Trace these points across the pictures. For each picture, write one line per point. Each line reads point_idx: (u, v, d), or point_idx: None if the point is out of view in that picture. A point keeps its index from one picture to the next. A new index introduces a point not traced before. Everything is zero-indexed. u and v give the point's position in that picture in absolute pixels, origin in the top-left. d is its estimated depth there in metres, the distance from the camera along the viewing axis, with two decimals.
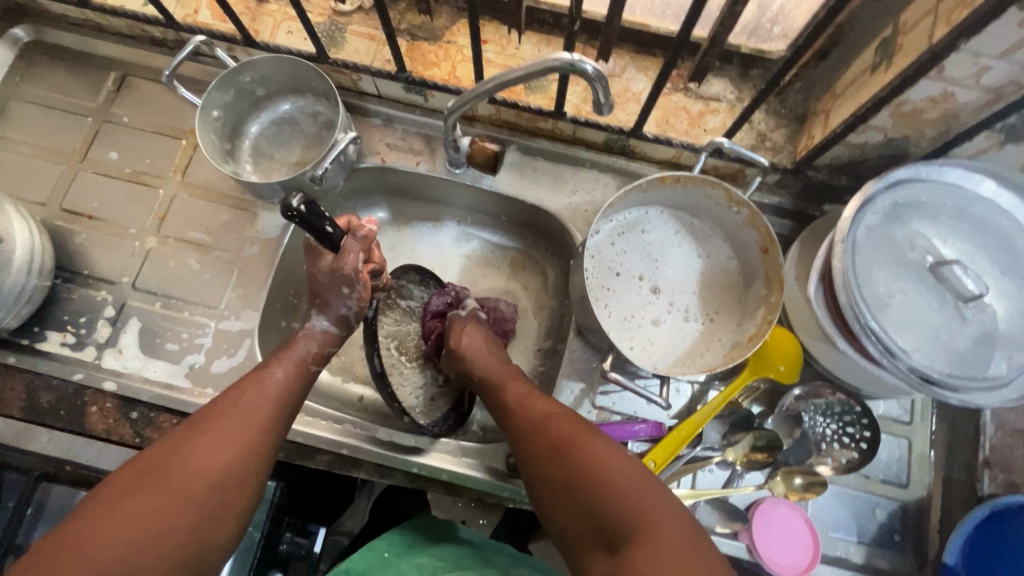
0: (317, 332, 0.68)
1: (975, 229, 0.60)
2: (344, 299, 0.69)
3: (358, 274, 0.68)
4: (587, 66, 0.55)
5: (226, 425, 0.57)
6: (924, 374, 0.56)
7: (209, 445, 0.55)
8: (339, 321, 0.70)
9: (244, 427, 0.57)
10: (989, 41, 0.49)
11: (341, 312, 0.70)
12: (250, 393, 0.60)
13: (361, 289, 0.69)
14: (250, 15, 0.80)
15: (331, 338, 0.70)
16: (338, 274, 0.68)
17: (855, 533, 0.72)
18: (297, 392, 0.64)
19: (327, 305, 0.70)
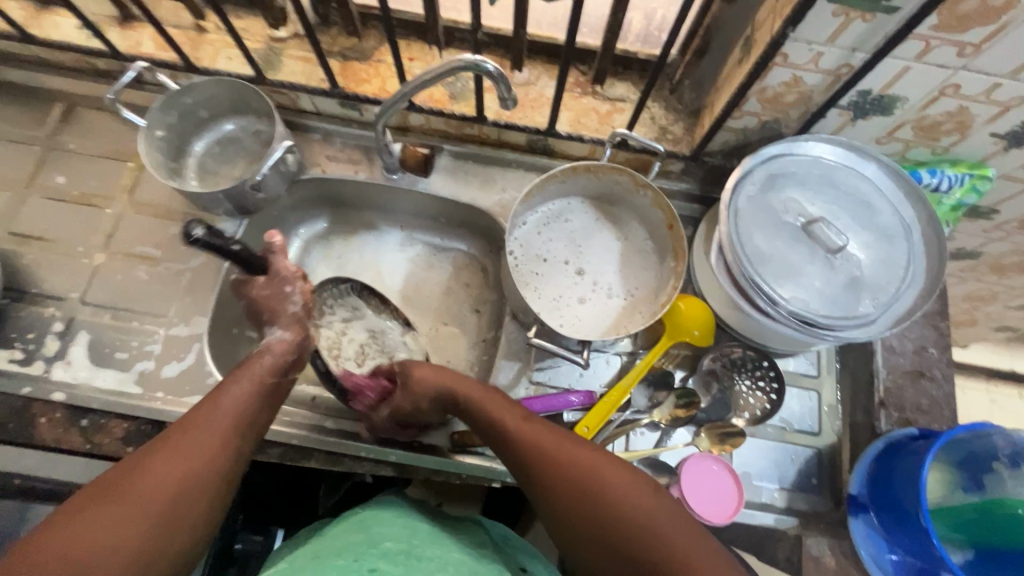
0: (272, 343, 0.65)
1: (838, 191, 0.69)
2: (288, 298, 0.67)
3: (296, 271, 0.68)
4: (488, 65, 0.63)
5: (195, 445, 0.54)
6: (803, 317, 0.63)
7: (182, 466, 0.52)
8: (289, 323, 0.67)
9: (201, 445, 0.54)
10: (814, 30, 0.59)
11: (292, 313, 0.67)
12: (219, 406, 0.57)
13: (302, 284, 0.68)
14: (191, 45, 0.87)
15: (290, 345, 0.66)
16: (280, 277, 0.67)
17: (777, 480, 0.78)
18: (261, 407, 0.61)
19: (278, 314, 0.67)
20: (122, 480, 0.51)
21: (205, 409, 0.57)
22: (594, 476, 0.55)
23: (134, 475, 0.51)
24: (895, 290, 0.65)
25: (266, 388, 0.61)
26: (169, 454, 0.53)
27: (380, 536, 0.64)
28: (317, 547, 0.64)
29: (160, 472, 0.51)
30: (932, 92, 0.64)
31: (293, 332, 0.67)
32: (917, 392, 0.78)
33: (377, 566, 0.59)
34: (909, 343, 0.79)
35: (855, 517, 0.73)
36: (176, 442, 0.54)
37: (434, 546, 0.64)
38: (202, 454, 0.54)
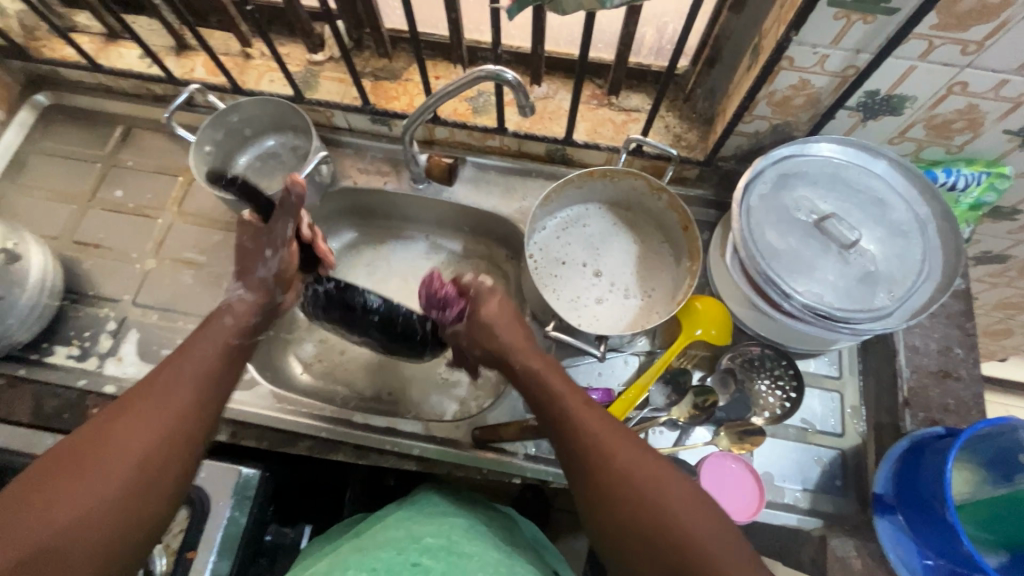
0: (234, 301, 0.69)
1: (849, 189, 0.71)
2: (264, 261, 0.71)
3: (286, 241, 0.70)
4: (507, 74, 0.68)
5: (162, 406, 0.55)
6: (816, 309, 0.64)
7: (161, 425, 0.53)
8: (257, 284, 0.71)
9: (181, 403, 0.56)
10: (817, 33, 0.62)
11: (260, 276, 0.71)
12: (182, 366, 0.59)
13: (284, 253, 0.71)
14: (239, 70, 0.95)
15: (250, 306, 0.70)
16: (265, 235, 0.69)
17: (800, 481, 0.77)
18: (223, 370, 0.61)
19: (249, 270, 0.71)
20: (89, 440, 0.51)
21: (172, 371, 0.58)
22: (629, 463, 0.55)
23: (100, 437, 0.51)
24: (911, 284, 0.65)
25: (223, 348, 0.63)
26: (142, 416, 0.53)
27: (420, 532, 0.64)
28: (352, 543, 0.65)
29: (127, 433, 0.52)
30: (941, 90, 0.65)
31: (259, 296, 0.71)
32: (943, 392, 0.76)
33: (419, 560, 0.58)
34: (932, 343, 0.79)
35: (882, 517, 0.71)
36: (155, 400, 0.55)
37: (471, 541, 0.64)
38: (178, 413, 0.55)
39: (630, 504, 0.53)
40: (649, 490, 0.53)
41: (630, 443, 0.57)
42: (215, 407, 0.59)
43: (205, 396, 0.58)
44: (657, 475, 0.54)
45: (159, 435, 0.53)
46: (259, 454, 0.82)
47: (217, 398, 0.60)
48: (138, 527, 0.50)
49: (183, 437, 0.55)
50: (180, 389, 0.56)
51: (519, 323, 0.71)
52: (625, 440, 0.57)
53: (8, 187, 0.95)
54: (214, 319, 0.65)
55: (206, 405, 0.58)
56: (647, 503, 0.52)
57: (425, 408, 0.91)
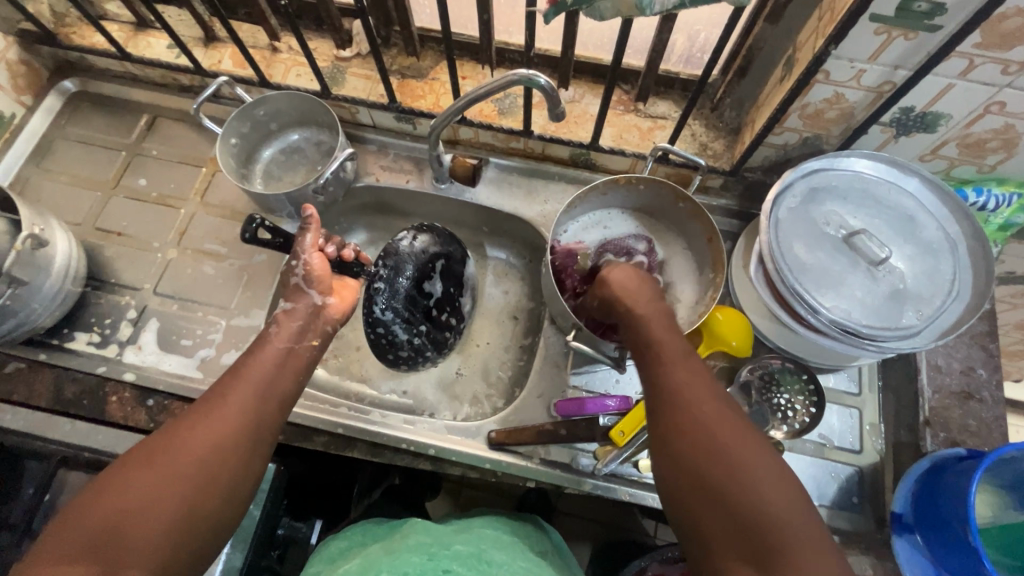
0: (280, 313, 0.72)
1: (879, 205, 0.70)
2: (295, 270, 0.75)
3: (310, 248, 0.76)
4: (541, 79, 0.67)
5: (221, 411, 0.58)
6: (845, 326, 0.64)
7: (216, 424, 0.57)
8: (295, 293, 0.74)
9: (236, 404, 0.59)
10: (857, 48, 0.61)
11: (294, 282, 0.75)
12: (241, 376, 0.62)
13: (310, 257, 0.76)
14: (266, 63, 0.95)
15: (294, 315, 0.72)
16: (294, 251, 0.77)
17: (817, 496, 0.77)
18: (277, 375, 0.64)
19: (287, 286, 0.76)
20: (156, 443, 0.55)
21: (234, 380, 0.61)
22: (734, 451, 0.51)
23: (167, 440, 0.55)
24: (940, 303, 0.65)
25: (278, 357, 0.66)
26: (202, 417, 0.57)
27: (451, 540, 0.67)
28: (381, 546, 0.67)
29: (193, 435, 0.56)
30: (977, 109, 0.65)
31: (300, 303, 0.73)
32: (964, 412, 0.76)
33: (450, 567, 0.59)
34: (955, 363, 0.78)
35: (900, 536, 0.71)
36: (214, 403, 0.58)
37: (495, 552, 0.66)
38: (231, 414, 0.58)
39: (728, 497, 0.48)
40: (753, 483, 0.48)
41: (742, 429, 0.52)
42: (272, 416, 0.62)
43: (263, 405, 0.61)
44: (760, 469, 0.49)
45: (218, 437, 0.56)
46: (276, 448, 0.83)
47: (275, 406, 0.62)
48: (189, 519, 0.52)
49: (243, 439, 0.58)
50: (239, 395, 0.60)
51: (645, 287, 0.70)
52: (735, 425, 0.53)
53: (33, 172, 0.95)
54: (267, 332, 0.69)
55: (263, 413, 0.61)
56: (746, 494, 0.48)
57: (442, 407, 0.92)
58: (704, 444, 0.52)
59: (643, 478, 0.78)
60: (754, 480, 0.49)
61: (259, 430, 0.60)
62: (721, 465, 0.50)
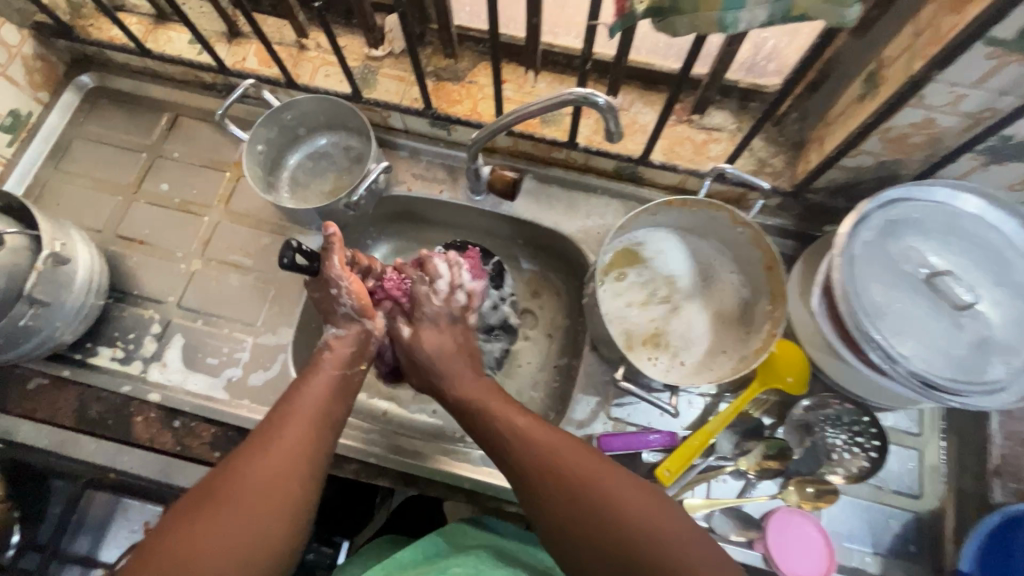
0: (332, 340, 0.67)
1: (966, 243, 0.64)
2: (338, 297, 0.67)
3: (344, 271, 0.66)
4: (599, 98, 0.61)
5: (283, 440, 0.54)
6: (924, 378, 0.59)
7: (284, 455, 0.53)
8: (344, 321, 0.68)
9: (298, 432, 0.56)
10: (961, 72, 0.54)
11: (341, 312, 0.67)
12: (295, 402, 0.58)
13: (348, 283, 0.67)
14: (293, 61, 0.90)
15: (351, 340, 0.67)
16: (325, 276, 0.67)
17: (871, 543, 0.73)
18: (332, 400, 0.61)
19: (331, 314, 0.68)
20: (217, 485, 0.51)
21: (287, 411, 0.57)
22: (611, 498, 0.53)
23: (230, 480, 0.51)
24: None
25: (332, 380, 0.62)
26: (267, 451, 0.53)
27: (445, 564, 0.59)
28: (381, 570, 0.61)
29: (255, 473, 0.52)
30: None
31: (351, 329, 0.68)
32: None
33: None
34: None
35: None
36: (275, 434, 0.55)
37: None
38: (294, 444, 0.55)
39: (618, 552, 0.51)
40: (633, 527, 0.51)
41: (584, 454, 0.56)
42: (328, 444, 0.58)
43: (320, 435, 0.57)
44: (637, 508, 0.52)
45: (285, 467, 0.53)
46: None
47: (328, 434, 0.58)
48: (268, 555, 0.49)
49: (303, 473, 0.54)
50: (297, 422, 0.56)
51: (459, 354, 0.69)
52: (579, 453, 0.56)
53: (52, 174, 0.91)
54: (319, 357, 0.65)
55: (324, 439, 0.57)
56: (625, 541, 0.50)
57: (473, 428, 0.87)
58: (577, 499, 0.53)
59: None
60: (639, 521, 0.51)
61: (318, 461, 0.56)
62: (585, 486, 0.54)
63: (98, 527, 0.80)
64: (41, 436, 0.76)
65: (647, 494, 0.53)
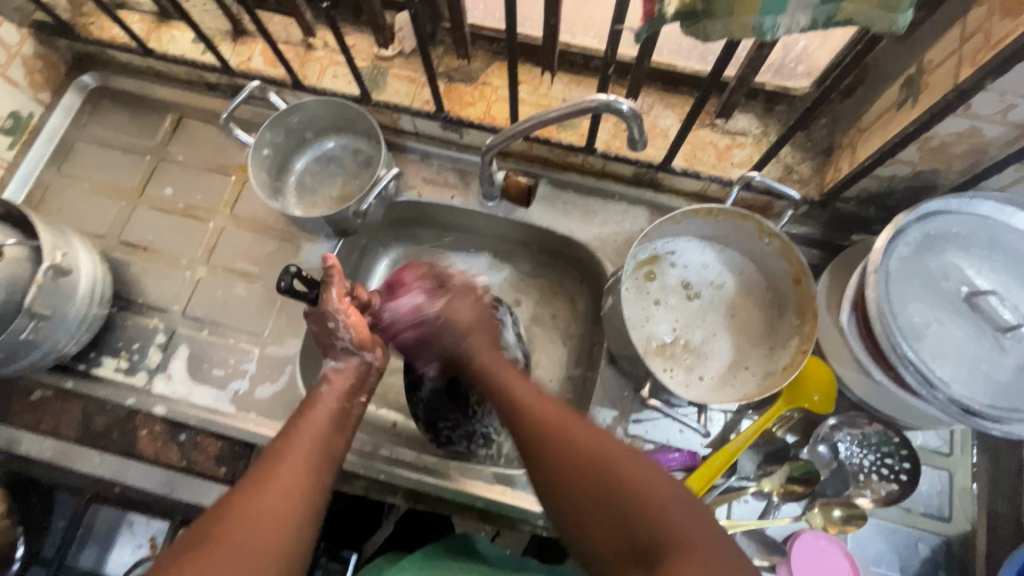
0: (329, 372, 0.65)
1: (1011, 261, 0.60)
2: (338, 330, 0.66)
3: (342, 304, 0.66)
4: (623, 105, 0.58)
5: (282, 475, 0.53)
6: (965, 405, 0.56)
7: (281, 493, 0.51)
8: (342, 354, 0.67)
9: (297, 468, 0.54)
10: (1013, 81, 0.51)
11: (341, 345, 0.66)
12: (294, 436, 0.57)
13: (347, 316, 0.66)
14: (299, 61, 0.87)
15: (349, 372, 0.66)
16: (322, 310, 0.66)
17: (898, 567, 0.70)
18: (332, 434, 0.59)
19: (330, 347, 0.67)
20: (210, 527, 0.49)
21: (286, 447, 0.56)
22: (617, 470, 0.50)
23: (228, 518, 0.49)
24: None
25: (333, 416, 0.61)
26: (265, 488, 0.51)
27: None
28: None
29: (254, 506, 0.50)
30: None
31: (349, 363, 0.66)
32: None
33: None
34: None
35: None
36: (273, 470, 0.53)
37: None
38: (293, 479, 0.53)
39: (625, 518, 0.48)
40: (625, 486, 0.49)
41: (586, 426, 0.55)
42: (327, 481, 0.56)
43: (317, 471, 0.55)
44: (644, 478, 0.50)
45: (284, 503, 0.51)
46: None
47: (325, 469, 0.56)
48: None
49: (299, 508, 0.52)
50: (297, 457, 0.55)
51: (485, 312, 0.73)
52: (582, 426, 0.55)
53: (54, 177, 0.89)
54: (315, 391, 0.63)
55: (323, 476, 0.55)
56: (632, 507, 0.48)
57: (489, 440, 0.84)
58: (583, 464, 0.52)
59: None
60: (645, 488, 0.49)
61: (314, 496, 0.53)
62: (585, 452, 0.52)
63: (104, 539, 0.79)
64: (45, 448, 0.75)
65: (650, 467, 0.51)
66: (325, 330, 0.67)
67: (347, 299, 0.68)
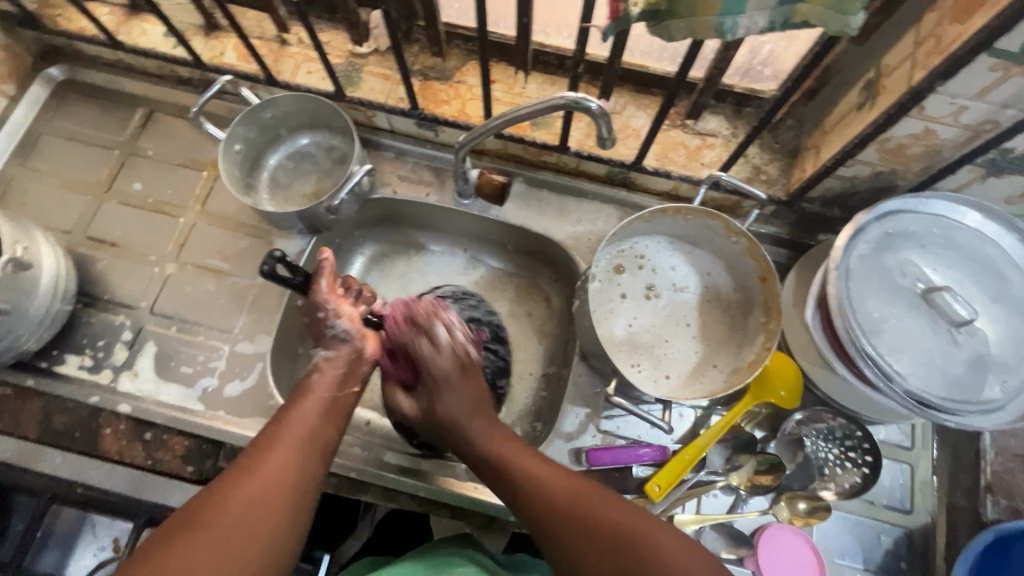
0: (320, 361, 0.64)
1: (964, 258, 0.63)
2: (326, 321, 0.66)
3: (329, 294, 0.66)
4: (591, 103, 0.59)
5: (267, 464, 0.52)
6: (921, 398, 0.57)
7: (264, 488, 0.51)
8: (333, 341, 0.66)
9: (284, 463, 0.53)
10: (963, 84, 0.53)
11: (330, 334, 0.66)
12: (283, 426, 0.56)
13: (334, 306, 0.66)
14: (273, 57, 0.86)
15: (340, 361, 0.65)
16: (313, 301, 0.66)
17: (862, 559, 0.72)
18: (322, 428, 0.58)
19: (322, 337, 0.67)
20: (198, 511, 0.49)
21: (276, 434, 0.55)
22: (618, 529, 0.53)
23: (216, 504, 0.49)
24: None
25: (323, 405, 0.59)
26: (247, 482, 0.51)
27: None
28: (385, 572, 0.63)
29: (235, 499, 0.49)
30: None
31: (341, 351, 0.65)
32: None
33: None
34: None
35: None
36: (259, 464, 0.52)
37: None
38: (278, 476, 0.52)
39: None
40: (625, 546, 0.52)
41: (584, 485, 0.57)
42: (315, 470, 0.55)
43: (306, 462, 0.54)
44: (648, 540, 0.52)
45: (267, 495, 0.50)
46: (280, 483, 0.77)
47: (316, 460, 0.55)
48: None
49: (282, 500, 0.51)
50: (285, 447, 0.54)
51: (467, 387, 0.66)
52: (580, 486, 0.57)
53: (18, 171, 0.87)
54: (308, 380, 0.62)
55: (310, 466, 0.54)
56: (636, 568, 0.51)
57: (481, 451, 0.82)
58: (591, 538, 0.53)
59: None
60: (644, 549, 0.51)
61: (299, 493, 0.52)
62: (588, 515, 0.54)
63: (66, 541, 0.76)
64: (4, 448, 0.73)
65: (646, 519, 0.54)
66: (315, 319, 0.66)
67: (339, 291, 0.68)
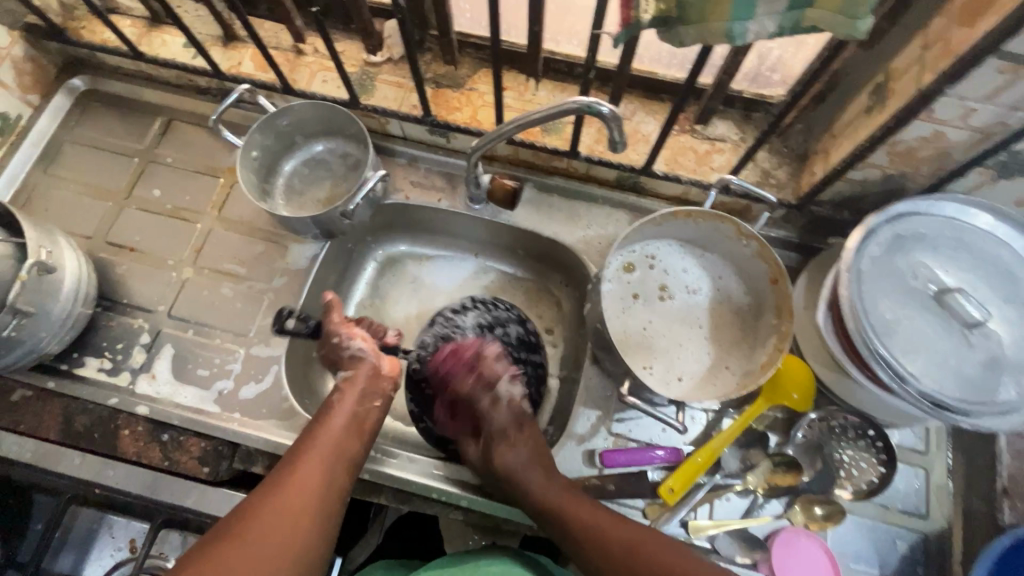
0: (341, 382, 0.68)
1: (976, 260, 0.63)
2: (340, 343, 0.71)
3: (338, 323, 0.73)
4: (603, 107, 0.60)
5: (299, 476, 0.56)
6: (935, 399, 0.57)
7: (298, 499, 0.54)
8: (351, 361, 0.70)
9: (315, 479, 0.57)
10: (972, 86, 0.53)
11: (347, 355, 0.71)
12: (312, 442, 0.60)
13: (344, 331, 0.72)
14: (290, 66, 0.88)
15: (359, 378, 0.69)
16: (327, 332, 0.73)
17: (878, 563, 0.71)
18: (349, 444, 0.62)
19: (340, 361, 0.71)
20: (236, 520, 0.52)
21: (306, 449, 0.59)
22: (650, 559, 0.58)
23: (254, 516, 0.53)
24: None
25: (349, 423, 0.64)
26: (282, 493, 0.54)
27: None
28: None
29: (271, 509, 0.53)
30: None
31: (359, 368, 0.70)
32: None
33: None
34: None
35: None
36: (292, 478, 0.56)
37: None
38: (310, 490, 0.56)
39: None
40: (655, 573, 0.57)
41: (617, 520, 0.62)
42: (343, 483, 0.59)
43: (335, 477, 0.58)
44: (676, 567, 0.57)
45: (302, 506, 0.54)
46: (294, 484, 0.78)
47: (345, 472, 0.59)
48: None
49: (317, 510, 0.55)
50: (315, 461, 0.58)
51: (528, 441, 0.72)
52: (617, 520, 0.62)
53: (41, 178, 0.89)
54: (330, 399, 0.66)
55: (337, 480, 0.58)
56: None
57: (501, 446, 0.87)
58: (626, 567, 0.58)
59: (691, 540, 0.71)
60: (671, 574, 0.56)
61: (328, 506, 0.56)
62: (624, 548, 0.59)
63: (83, 543, 0.77)
64: (24, 450, 0.74)
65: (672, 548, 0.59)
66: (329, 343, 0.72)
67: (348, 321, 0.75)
